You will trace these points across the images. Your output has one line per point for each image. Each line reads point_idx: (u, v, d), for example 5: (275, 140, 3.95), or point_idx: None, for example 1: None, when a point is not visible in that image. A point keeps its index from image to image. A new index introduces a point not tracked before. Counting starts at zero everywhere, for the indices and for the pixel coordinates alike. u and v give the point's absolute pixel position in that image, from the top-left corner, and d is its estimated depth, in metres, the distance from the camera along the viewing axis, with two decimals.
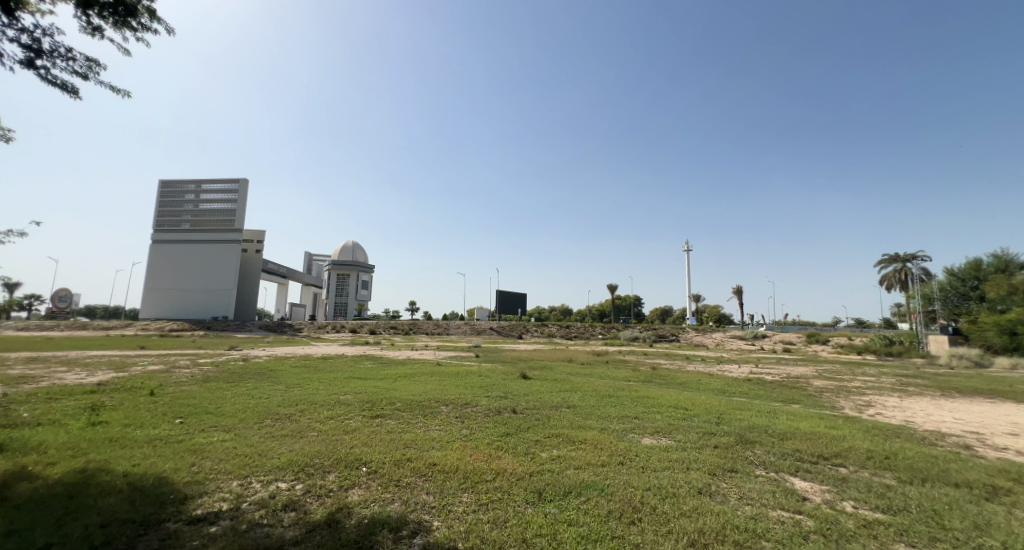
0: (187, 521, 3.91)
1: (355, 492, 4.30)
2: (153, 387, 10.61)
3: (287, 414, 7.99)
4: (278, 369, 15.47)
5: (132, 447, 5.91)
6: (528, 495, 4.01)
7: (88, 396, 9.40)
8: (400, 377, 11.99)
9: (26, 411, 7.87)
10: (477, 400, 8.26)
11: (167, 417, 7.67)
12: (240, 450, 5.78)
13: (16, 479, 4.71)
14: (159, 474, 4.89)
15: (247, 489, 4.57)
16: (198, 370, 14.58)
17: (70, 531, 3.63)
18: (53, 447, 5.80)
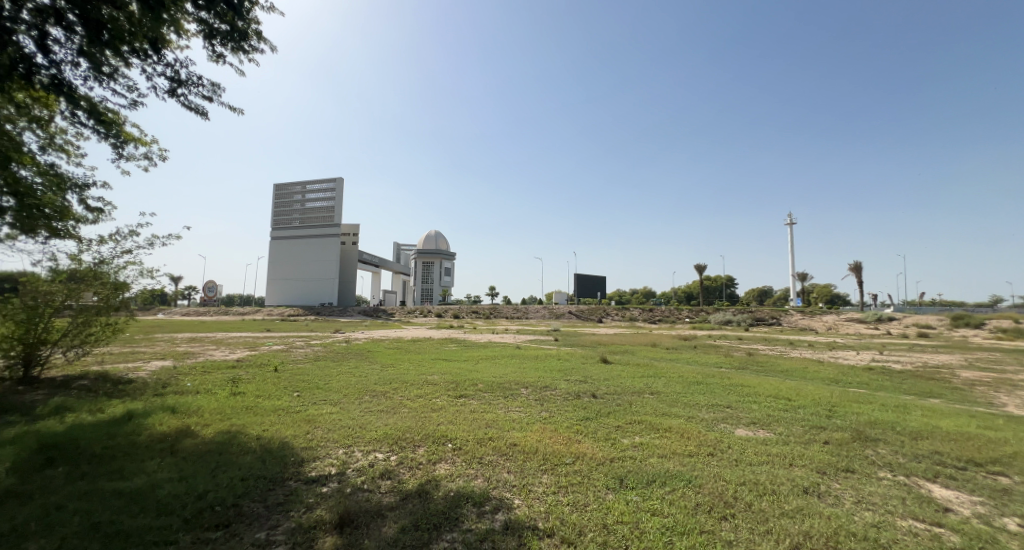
0: (304, 481, 4.46)
1: (442, 465, 4.60)
2: (276, 364, 12.24)
3: (382, 391, 8.75)
4: (375, 350, 16.90)
5: (262, 414, 6.90)
6: (610, 480, 3.97)
7: (230, 370, 11.16)
8: (482, 359, 12.50)
9: (188, 381, 9.57)
10: (556, 383, 8.32)
11: (288, 390, 8.82)
12: (345, 422, 6.45)
13: (180, 436, 5.75)
14: (282, 439, 5.65)
15: (351, 456, 5.10)
16: (311, 350, 16.53)
17: (218, 481, 4.33)
18: (206, 411, 6.99)
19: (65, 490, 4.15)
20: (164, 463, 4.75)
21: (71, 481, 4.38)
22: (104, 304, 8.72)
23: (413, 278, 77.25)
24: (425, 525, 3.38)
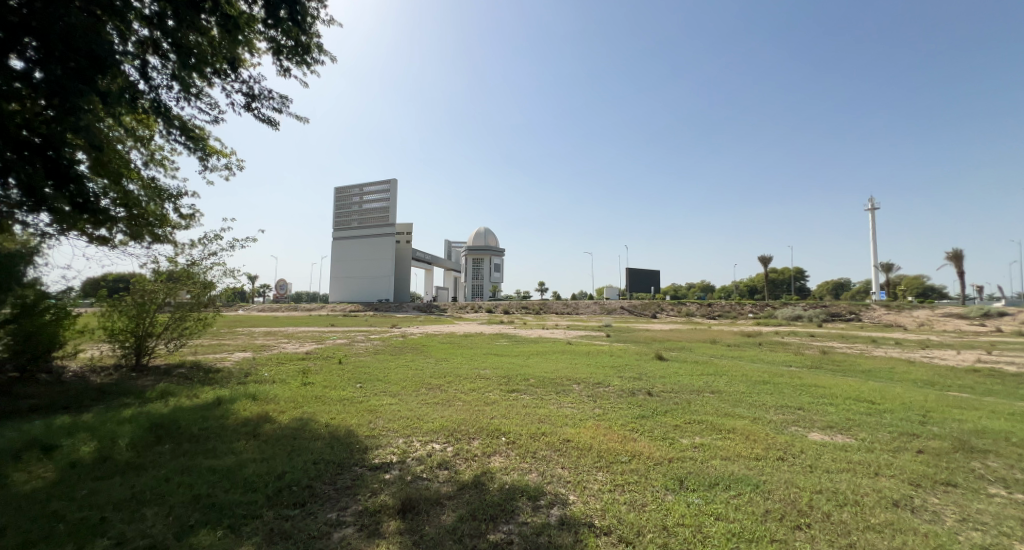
0: (369, 467, 4.72)
1: (496, 458, 4.68)
2: (340, 357, 13.02)
3: (437, 384, 9.04)
4: (429, 345, 17.44)
5: (329, 404, 7.38)
6: (669, 481, 3.85)
7: (300, 361, 12.02)
8: (534, 354, 12.55)
9: (265, 371, 10.42)
10: (609, 380, 8.18)
11: (351, 382, 9.34)
12: (404, 413, 6.73)
13: (260, 420, 6.29)
14: (347, 427, 6.00)
15: (410, 446, 5.32)
16: (371, 344, 17.39)
17: (294, 464, 4.71)
18: (281, 399, 7.60)
19: (169, 465, 4.72)
20: (248, 446, 5.24)
21: (174, 457, 4.96)
22: (195, 301, 9.73)
23: (464, 275, 78.79)
24: (482, 515, 3.46)
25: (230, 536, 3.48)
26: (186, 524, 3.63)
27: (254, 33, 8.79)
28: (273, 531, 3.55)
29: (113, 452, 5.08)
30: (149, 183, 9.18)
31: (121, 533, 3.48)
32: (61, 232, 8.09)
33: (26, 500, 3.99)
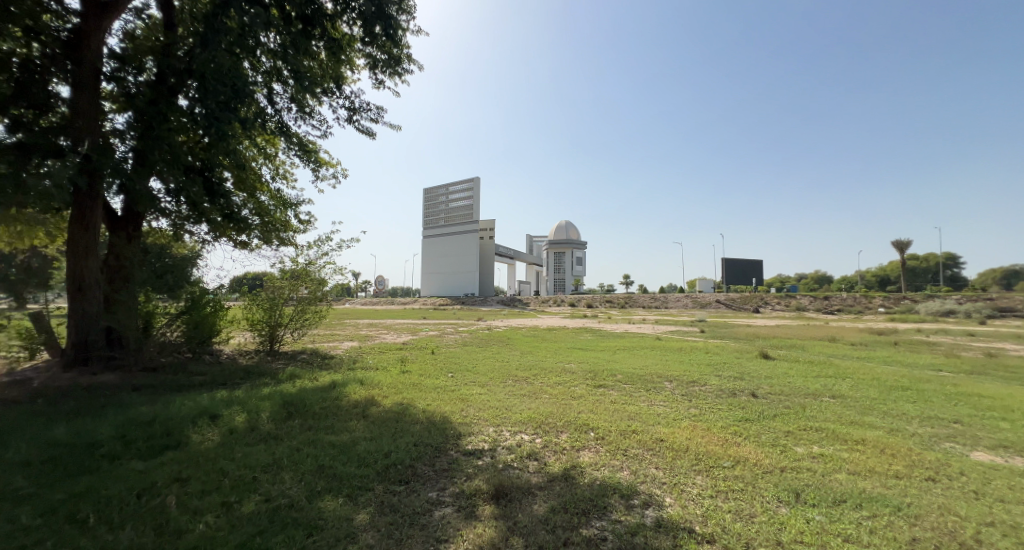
0: (463, 452, 4.99)
1: (585, 453, 4.65)
2: (433, 348, 13.85)
3: (523, 377, 9.22)
4: (514, 338, 17.83)
5: (425, 391, 7.92)
6: (783, 493, 3.52)
7: (398, 351, 13.04)
8: (621, 349, 12.21)
9: (369, 359, 11.47)
10: (706, 378, 7.67)
11: (444, 371, 9.91)
12: (493, 403, 6.98)
13: (368, 403, 6.97)
14: (442, 413, 6.40)
15: (501, 435, 5.51)
16: (460, 336, 18.26)
17: (398, 445, 5.14)
18: (384, 385, 8.33)
19: (299, 437, 5.44)
20: (360, 425, 5.85)
21: (303, 431, 5.71)
22: (312, 296, 10.99)
23: (546, 269, 78.95)
24: (574, 509, 3.46)
25: (349, 503, 3.91)
26: (315, 489, 4.16)
27: (353, 52, 9.75)
28: (383, 504, 3.90)
29: (259, 422, 6.01)
30: (276, 194, 10.71)
31: (267, 492, 4.11)
32: (215, 239, 9.78)
33: (201, 456, 4.90)
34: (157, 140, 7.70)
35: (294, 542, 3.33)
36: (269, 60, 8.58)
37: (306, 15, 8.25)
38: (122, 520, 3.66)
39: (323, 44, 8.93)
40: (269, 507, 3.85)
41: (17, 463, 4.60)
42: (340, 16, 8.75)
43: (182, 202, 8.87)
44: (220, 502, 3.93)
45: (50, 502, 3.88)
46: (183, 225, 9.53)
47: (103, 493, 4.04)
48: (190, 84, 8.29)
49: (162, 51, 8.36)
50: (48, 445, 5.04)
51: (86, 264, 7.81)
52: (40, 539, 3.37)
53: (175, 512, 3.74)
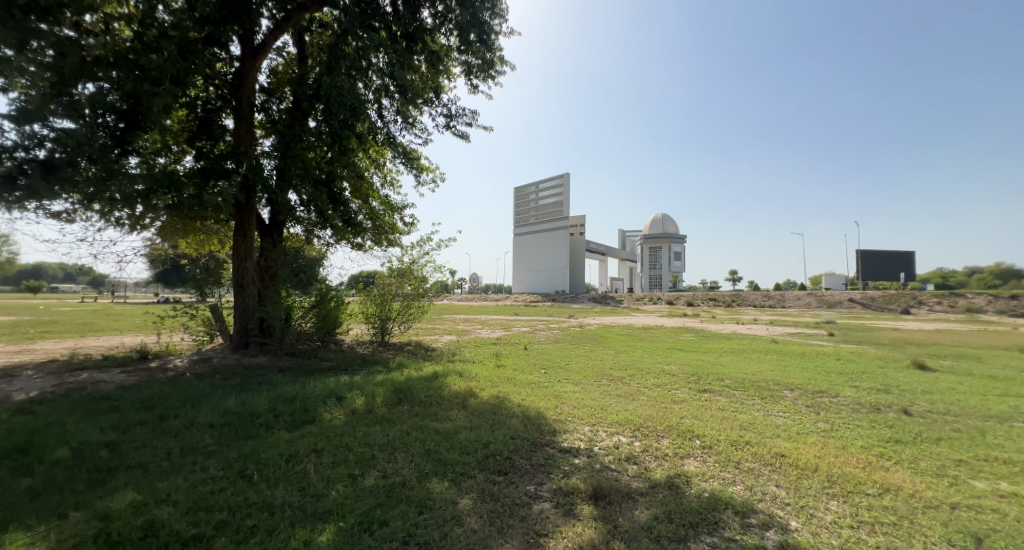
0: (559, 449, 5.00)
1: (691, 462, 4.34)
2: (526, 344, 14.09)
3: (618, 376, 8.94)
4: (607, 336, 17.38)
5: (519, 386, 8.07)
6: (955, 535, 2.92)
7: (493, 346, 13.50)
8: (728, 352, 11.23)
9: (466, 352, 12.05)
10: (836, 389, 6.71)
11: (537, 367, 10.02)
12: (588, 402, 6.88)
13: (467, 394, 7.32)
14: (537, 408, 6.47)
15: (597, 435, 5.41)
16: (552, 333, 18.33)
17: (496, 436, 5.32)
18: (481, 378, 8.68)
19: (408, 422, 5.90)
20: (461, 415, 6.16)
21: (411, 416, 6.19)
22: (416, 292, 11.85)
23: (641, 265, 75.62)
24: (680, 520, 3.24)
25: (453, 487, 4.13)
26: (424, 471, 4.46)
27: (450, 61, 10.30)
28: (484, 492, 4.04)
29: (375, 406, 6.66)
30: (385, 199, 11.72)
31: (384, 470, 4.51)
32: (337, 242, 11.03)
33: (331, 432, 5.56)
34: (294, 157, 9.01)
35: (408, 517, 3.61)
36: (378, 77, 9.45)
37: (409, 33, 8.98)
38: (275, 479, 4.31)
39: (423, 57, 9.60)
40: (386, 483, 4.22)
41: (205, 425, 5.70)
42: (438, 29, 9.29)
43: (313, 211, 10.17)
44: (347, 474, 4.42)
45: (228, 459, 4.73)
46: (313, 230, 10.90)
47: (261, 456, 4.79)
48: (318, 107, 9.65)
49: (297, 82, 9.77)
50: (223, 413, 6.14)
51: (244, 266, 9.33)
52: (221, 487, 4.11)
53: (313, 478, 4.30)
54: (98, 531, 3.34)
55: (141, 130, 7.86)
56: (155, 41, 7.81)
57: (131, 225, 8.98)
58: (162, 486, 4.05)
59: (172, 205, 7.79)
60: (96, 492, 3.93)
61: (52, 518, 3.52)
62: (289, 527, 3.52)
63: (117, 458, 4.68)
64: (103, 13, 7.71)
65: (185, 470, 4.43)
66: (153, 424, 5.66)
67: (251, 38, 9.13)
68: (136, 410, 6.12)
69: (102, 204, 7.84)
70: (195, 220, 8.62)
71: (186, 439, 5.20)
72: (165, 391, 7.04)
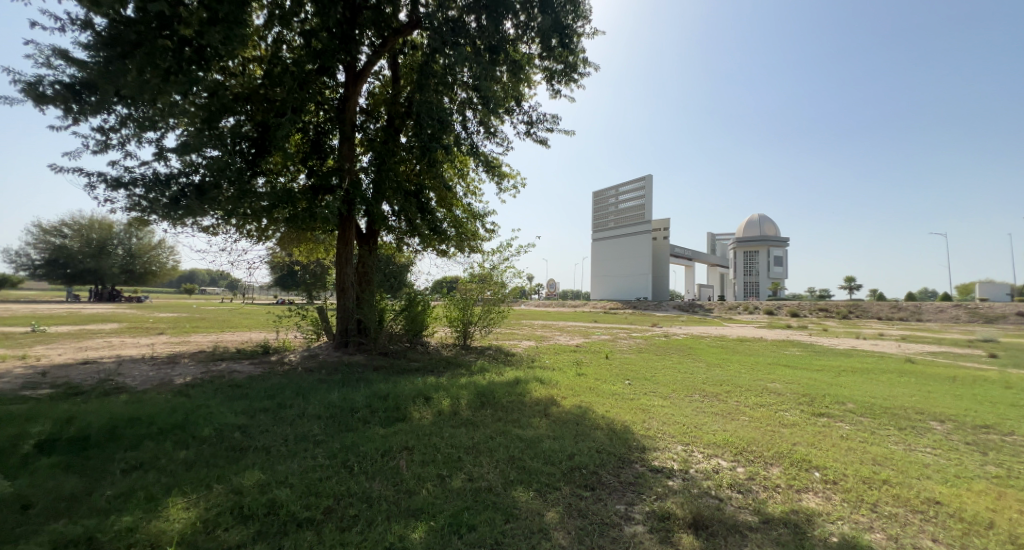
0: (649, 468, 4.70)
1: (810, 497, 3.81)
2: (607, 352, 13.66)
3: (713, 392, 8.24)
4: (696, 347, 16.23)
5: (603, 396, 7.79)
6: None
7: (574, 353, 13.26)
8: (847, 371, 9.83)
9: (546, 359, 11.98)
10: (1005, 425, 5.51)
11: (620, 378, 9.59)
12: (679, 418, 6.42)
13: (549, 403, 7.21)
14: (623, 422, 6.17)
15: (692, 456, 5.00)
16: (635, 342, 17.53)
17: (580, 447, 5.15)
18: (562, 386, 8.54)
19: (492, 427, 5.96)
20: (543, 423, 6.08)
21: (495, 420, 6.25)
22: (497, 298, 12.08)
23: (734, 270, 69.82)
24: None
25: (539, 499, 4.05)
26: (509, 478, 4.44)
27: (531, 68, 10.40)
28: (570, 506, 3.92)
29: (460, 408, 6.84)
30: (468, 208, 12.14)
31: (470, 473, 4.57)
32: (424, 249, 11.64)
33: (421, 430, 5.79)
34: (388, 172, 9.70)
35: (495, 525, 3.59)
36: (463, 91, 9.82)
37: (492, 45, 9.13)
38: (372, 472, 4.58)
39: (506, 68, 9.70)
40: (472, 486, 4.27)
41: (313, 415, 6.27)
42: (521, 38, 9.39)
43: (403, 220, 10.86)
44: (436, 473, 4.55)
45: (333, 449, 5.14)
46: (403, 238, 11.62)
47: (360, 448, 5.14)
48: (409, 123, 10.43)
49: (390, 101, 10.52)
50: (328, 405, 6.71)
51: (345, 271, 10.19)
52: (328, 475, 4.46)
53: (406, 474, 4.51)
54: (233, 504, 3.79)
55: (267, 153, 9.02)
56: (279, 75, 8.90)
57: (258, 236, 10.27)
58: (281, 469, 4.50)
59: (289, 217, 8.83)
60: (232, 469, 4.49)
61: (201, 488, 4.06)
62: (385, 520, 3.69)
63: (246, 439, 5.32)
64: (241, 55, 9.01)
65: (299, 456, 4.90)
66: (273, 412, 6.37)
67: (354, 65, 10.00)
68: (260, 398, 6.94)
69: (237, 219, 9.10)
70: (306, 230, 9.63)
71: (299, 428, 5.76)
72: (281, 382, 7.90)
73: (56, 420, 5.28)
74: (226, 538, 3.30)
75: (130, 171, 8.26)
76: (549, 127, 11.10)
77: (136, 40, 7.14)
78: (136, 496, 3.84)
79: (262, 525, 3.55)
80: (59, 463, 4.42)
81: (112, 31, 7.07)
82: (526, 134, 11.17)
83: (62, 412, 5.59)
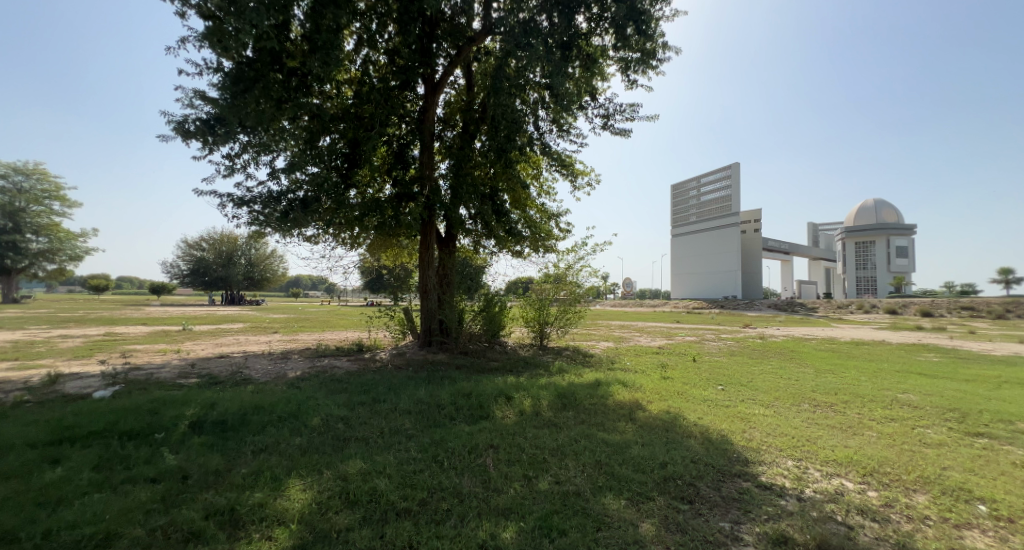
0: (756, 484, 4.23)
1: (973, 536, 3.17)
2: (694, 355, 12.78)
3: (825, 402, 7.29)
4: (798, 351, 14.60)
5: (693, 402, 7.25)
6: None
7: (657, 356, 12.59)
8: (1006, 382, 8.14)
9: (628, 361, 11.50)
10: None
11: (711, 383, 8.89)
12: (786, 430, 5.75)
13: (634, 407, 6.87)
14: (720, 431, 5.65)
15: (806, 474, 4.42)
16: (727, 344, 16.21)
17: (673, 456, 4.81)
18: (647, 389, 8.09)
19: (576, 429, 5.79)
20: (630, 428, 5.77)
21: (578, 423, 6.08)
22: (574, 298, 11.86)
23: (843, 264, 61.99)
24: None
25: (632, 508, 3.82)
26: (597, 483, 4.27)
27: (604, 61, 10.25)
28: (668, 520, 3.63)
29: (542, 408, 6.77)
30: (542, 208, 12.11)
31: (556, 476, 4.46)
32: (499, 250, 11.79)
33: (505, 429, 5.80)
34: (464, 177, 9.98)
35: (587, 532, 3.44)
36: (535, 91, 9.80)
37: (564, 41, 9.05)
38: (462, 468, 4.67)
39: (579, 63, 9.64)
40: (560, 489, 4.16)
41: (404, 410, 6.59)
42: (594, 31, 9.33)
43: (479, 223, 11.11)
44: (522, 474, 4.51)
45: (424, 443, 5.34)
46: (479, 240, 11.87)
47: (449, 444, 5.28)
48: (483, 128, 10.65)
49: (465, 108, 10.84)
50: (417, 401, 7.02)
51: (427, 273, 10.63)
52: (421, 468, 4.62)
53: (493, 473, 4.52)
54: (341, 489, 4.07)
55: (358, 168, 9.73)
56: (367, 94, 9.49)
57: (351, 243, 11.12)
58: (381, 459, 4.77)
59: (378, 225, 9.43)
60: (338, 457, 4.84)
61: (314, 472, 4.43)
62: (477, 517, 3.72)
63: (348, 430, 5.73)
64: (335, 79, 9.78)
65: (394, 449, 5.15)
66: (370, 405, 6.80)
67: (432, 77, 10.39)
68: (359, 392, 7.46)
69: (335, 228, 9.94)
70: (393, 236, 10.25)
71: (392, 421, 6.08)
72: (375, 378, 8.44)
73: (202, 405, 6.14)
74: (336, 521, 3.53)
75: (250, 191, 9.39)
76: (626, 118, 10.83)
77: (254, 77, 8.06)
78: (264, 476, 4.29)
79: (366, 511, 3.75)
80: (206, 442, 5.10)
81: (235, 71, 8.01)
82: (602, 128, 10.88)
83: (207, 398, 6.48)
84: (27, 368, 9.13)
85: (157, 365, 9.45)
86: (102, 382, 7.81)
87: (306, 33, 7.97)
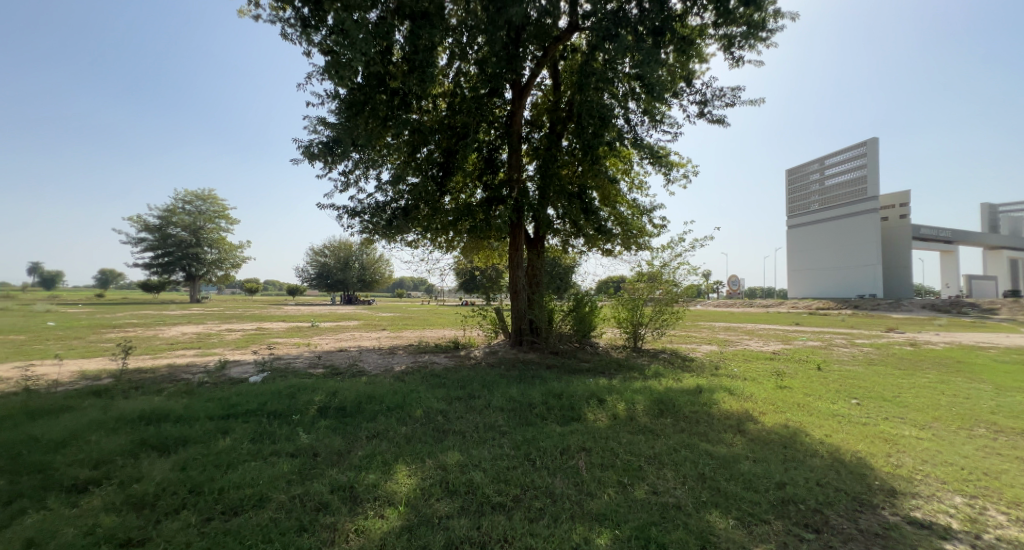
0: (908, 520, 3.12)
1: None
2: (819, 362, 10.76)
3: (1016, 429, 5.42)
4: (967, 362, 11.54)
5: (819, 417, 5.90)
6: None
7: (771, 362, 10.85)
8: None
9: (736, 366, 10.03)
10: None
11: (843, 395, 7.27)
12: (951, 458, 4.30)
13: (744, 417, 5.76)
14: (854, 452, 4.41)
15: (985, 517, 3.18)
16: (863, 351, 13.51)
17: (792, 476, 3.78)
18: (758, 399, 6.81)
19: (674, 438, 4.93)
20: (737, 441, 4.77)
21: (677, 431, 5.20)
22: (670, 297, 10.68)
23: None
24: None
25: (742, 530, 2.98)
26: (701, 498, 3.44)
27: (702, 41, 9.08)
28: None
29: (636, 414, 5.97)
30: (632, 204, 11.17)
31: (654, 485, 3.72)
32: (588, 250, 11.07)
33: (598, 433, 5.14)
34: (552, 176, 9.47)
35: None
36: (624, 84, 8.98)
37: (656, 27, 7.95)
38: (554, 469, 4.13)
39: (672, 47, 8.53)
40: (658, 500, 3.42)
41: (497, 407, 6.23)
42: (689, 11, 8.19)
43: (568, 223, 10.48)
44: (616, 480, 3.84)
45: (517, 440, 4.91)
46: (568, 240, 11.27)
47: (541, 443, 4.78)
48: (571, 126, 10.02)
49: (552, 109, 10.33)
50: (510, 399, 6.64)
51: (517, 275, 10.32)
52: (514, 465, 4.19)
53: (586, 476, 3.91)
54: (441, 478, 3.77)
55: (452, 175, 9.73)
56: (460, 104, 9.36)
57: (446, 246, 11.22)
58: (478, 453, 4.42)
59: (470, 229, 9.31)
60: (438, 447, 4.61)
61: (419, 460, 4.22)
62: (570, 519, 3.16)
63: (449, 422, 5.54)
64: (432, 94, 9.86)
65: (489, 444, 4.80)
66: (464, 400, 6.61)
67: (519, 80, 10.00)
68: (455, 387, 7.34)
69: (432, 234, 10.04)
70: (484, 239, 10.06)
71: (486, 417, 5.76)
72: (469, 374, 8.32)
73: (329, 392, 6.41)
74: (438, 508, 3.21)
75: (360, 203, 9.91)
76: (728, 103, 9.54)
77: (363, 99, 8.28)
78: (377, 460, 4.16)
79: (464, 502, 3.39)
80: (331, 426, 5.22)
81: (349, 98, 8.25)
82: (698, 116, 9.68)
83: (332, 386, 6.81)
84: (205, 354, 10.74)
85: (294, 356, 10.57)
86: (255, 367, 8.81)
87: (405, 54, 8.01)
